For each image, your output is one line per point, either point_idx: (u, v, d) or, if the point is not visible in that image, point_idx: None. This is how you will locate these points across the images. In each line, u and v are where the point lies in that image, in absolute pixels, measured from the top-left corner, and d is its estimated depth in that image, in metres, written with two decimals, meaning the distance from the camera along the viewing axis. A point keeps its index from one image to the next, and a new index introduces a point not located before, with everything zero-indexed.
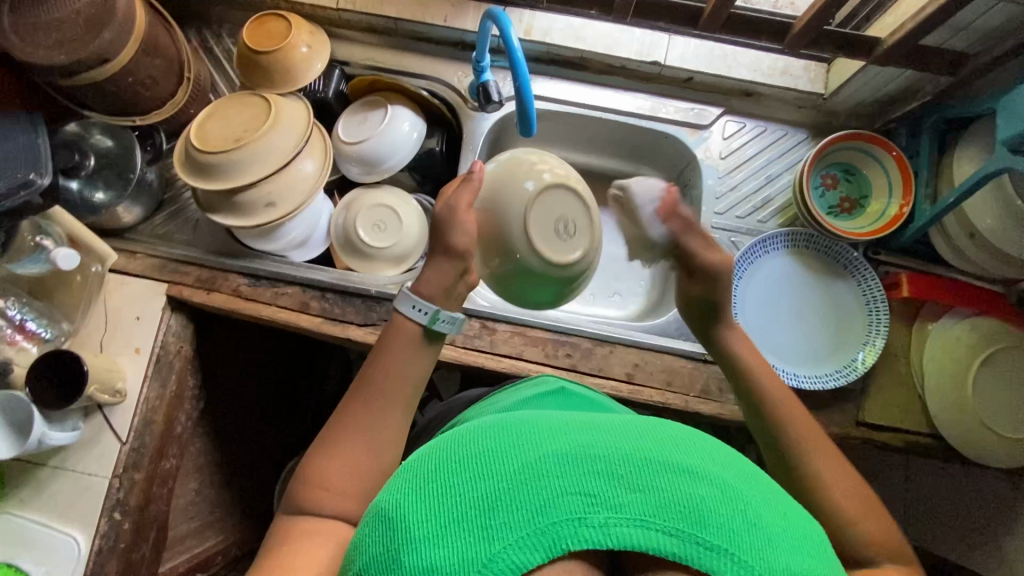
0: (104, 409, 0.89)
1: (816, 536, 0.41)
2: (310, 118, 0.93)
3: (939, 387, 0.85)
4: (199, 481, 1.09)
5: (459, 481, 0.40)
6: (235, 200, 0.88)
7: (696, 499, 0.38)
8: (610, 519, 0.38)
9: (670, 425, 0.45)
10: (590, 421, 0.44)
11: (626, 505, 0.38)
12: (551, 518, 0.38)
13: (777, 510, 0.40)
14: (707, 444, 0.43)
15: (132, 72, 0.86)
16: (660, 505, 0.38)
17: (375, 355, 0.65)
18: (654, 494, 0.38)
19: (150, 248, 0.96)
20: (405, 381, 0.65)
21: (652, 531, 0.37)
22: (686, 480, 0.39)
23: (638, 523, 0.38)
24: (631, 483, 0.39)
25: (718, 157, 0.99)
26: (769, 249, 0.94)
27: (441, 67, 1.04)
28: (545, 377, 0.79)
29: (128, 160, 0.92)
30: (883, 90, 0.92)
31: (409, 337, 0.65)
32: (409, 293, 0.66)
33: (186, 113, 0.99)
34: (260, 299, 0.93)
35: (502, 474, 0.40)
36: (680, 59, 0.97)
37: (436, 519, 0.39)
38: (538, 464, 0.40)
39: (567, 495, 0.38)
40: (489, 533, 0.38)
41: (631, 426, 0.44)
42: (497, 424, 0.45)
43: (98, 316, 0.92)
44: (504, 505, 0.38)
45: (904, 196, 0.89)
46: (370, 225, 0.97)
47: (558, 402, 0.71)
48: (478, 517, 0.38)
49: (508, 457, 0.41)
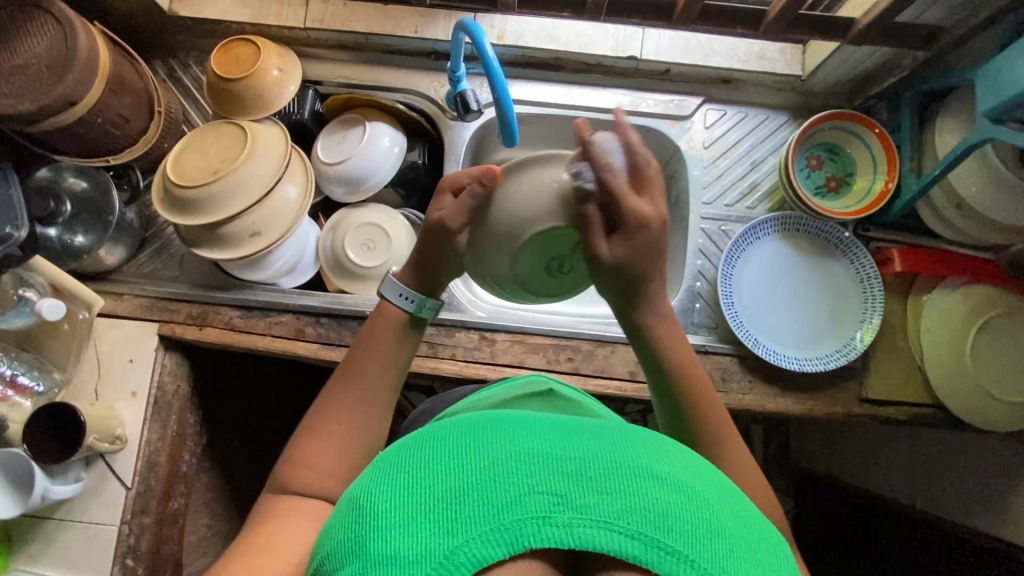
0: (106, 457, 0.88)
1: (782, 554, 0.38)
2: (288, 142, 0.92)
3: (937, 358, 0.86)
4: (210, 515, 1.08)
5: (426, 473, 0.38)
6: (220, 233, 0.87)
7: (663, 504, 0.36)
8: (575, 518, 0.35)
9: (645, 434, 0.43)
10: (566, 426, 0.42)
11: (594, 506, 0.35)
12: (517, 514, 0.35)
13: (744, 524, 0.38)
14: (682, 456, 0.41)
15: (101, 112, 0.84)
16: (627, 508, 0.35)
17: (361, 339, 0.64)
18: (623, 496, 0.36)
19: (138, 288, 0.94)
20: (389, 369, 0.64)
21: (617, 534, 0.34)
22: (656, 485, 0.37)
23: (605, 524, 0.35)
24: (601, 484, 0.36)
25: (702, 147, 0.99)
26: (760, 236, 0.94)
27: (417, 78, 1.02)
28: (532, 376, 0.79)
29: (106, 202, 0.90)
30: (860, 68, 0.92)
31: (391, 323, 0.64)
32: (394, 279, 0.64)
33: (161, 148, 0.97)
34: (254, 330, 0.92)
35: (473, 469, 0.37)
36: (655, 52, 0.97)
37: (401, 509, 0.36)
38: (506, 462, 0.37)
39: (534, 493, 0.36)
40: (452, 525, 0.35)
41: (607, 431, 0.41)
42: (474, 423, 0.42)
43: (91, 362, 0.91)
44: (470, 498, 0.36)
45: (889, 172, 0.90)
46: (359, 246, 0.96)
47: (546, 396, 0.69)
48: (442, 510, 0.36)
49: (479, 453, 0.38)
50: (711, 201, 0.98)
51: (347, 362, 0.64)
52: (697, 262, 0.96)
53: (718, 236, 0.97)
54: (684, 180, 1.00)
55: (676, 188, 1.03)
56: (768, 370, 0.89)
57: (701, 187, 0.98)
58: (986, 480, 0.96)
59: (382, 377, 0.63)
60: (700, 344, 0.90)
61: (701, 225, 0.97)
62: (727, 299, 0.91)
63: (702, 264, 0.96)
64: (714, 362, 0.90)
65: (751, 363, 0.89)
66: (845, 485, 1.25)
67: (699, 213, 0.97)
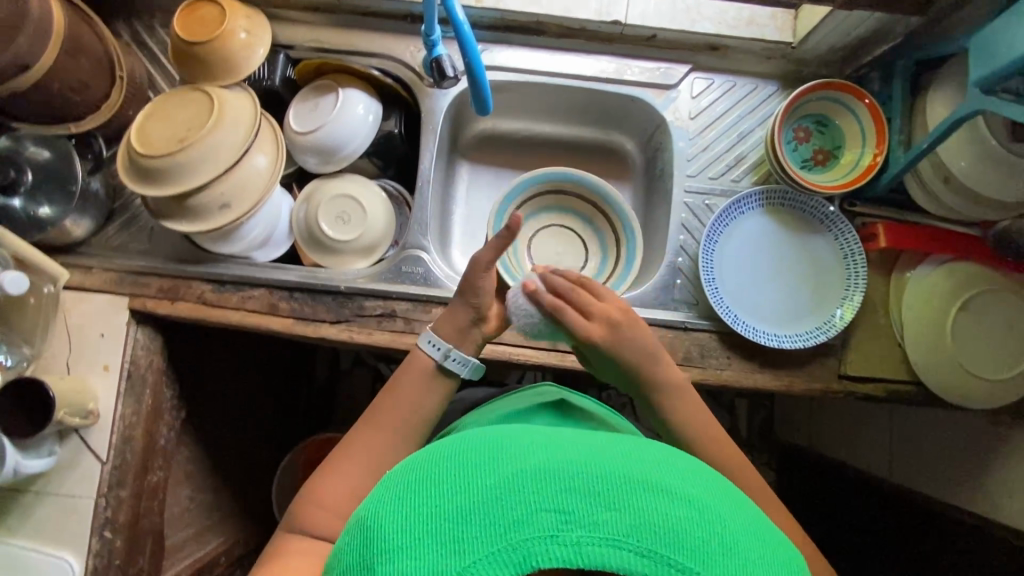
0: (80, 431, 0.87)
1: (783, 562, 0.44)
2: (256, 109, 0.88)
3: (918, 334, 0.86)
4: (192, 488, 1.08)
5: (436, 493, 0.43)
6: (187, 204, 0.84)
7: (670, 519, 0.41)
8: (583, 537, 0.40)
9: (649, 448, 0.49)
10: (570, 441, 0.47)
11: (600, 524, 0.41)
12: (525, 534, 0.40)
13: (747, 532, 0.44)
14: (685, 471, 0.47)
15: (59, 77, 0.80)
16: (633, 526, 0.41)
17: (386, 390, 0.74)
18: (628, 513, 0.41)
19: (106, 261, 0.92)
20: (410, 413, 0.73)
21: (622, 550, 0.40)
22: (663, 502, 0.42)
23: (612, 541, 0.40)
24: (611, 500, 0.42)
25: (688, 118, 0.96)
26: (743, 210, 0.92)
27: (393, 42, 0.98)
28: (546, 386, 0.87)
29: (69, 171, 0.87)
30: (852, 34, 0.88)
31: (421, 370, 0.75)
32: (428, 332, 0.76)
33: (126, 115, 0.93)
34: (226, 305, 0.90)
35: (479, 488, 0.43)
36: (641, 17, 0.93)
37: (412, 532, 0.42)
38: (513, 481, 0.42)
39: (543, 513, 0.41)
40: (461, 545, 0.40)
41: (618, 447, 0.47)
42: (480, 441, 0.48)
43: (61, 336, 0.89)
44: (478, 518, 0.41)
45: (877, 144, 0.87)
46: (333, 218, 0.93)
47: (554, 413, 0.77)
48: (451, 529, 0.41)
49: (487, 471, 0.44)
50: (696, 173, 0.95)
51: (371, 410, 0.73)
52: (680, 237, 0.94)
53: (701, 211, 0.94)
54: (669, 151, 0.98)
55: (662, 160, 1.01)
56: (748, 346, 0.88)
57: (686, 160, 0.95)
58: (963, 458, 0.96)
59: (406, 419, 0.73)
60: (678, 320, 0.89)
61: (685, 199, 0.95)
62: (708, 275, 0.89)
63: (684, 239, 0.94)
64: (692, 339, 0.88)
65: (731, 339, 0.88)
66: (825, 459, 1.26)
67: (683, 186, 0.95)
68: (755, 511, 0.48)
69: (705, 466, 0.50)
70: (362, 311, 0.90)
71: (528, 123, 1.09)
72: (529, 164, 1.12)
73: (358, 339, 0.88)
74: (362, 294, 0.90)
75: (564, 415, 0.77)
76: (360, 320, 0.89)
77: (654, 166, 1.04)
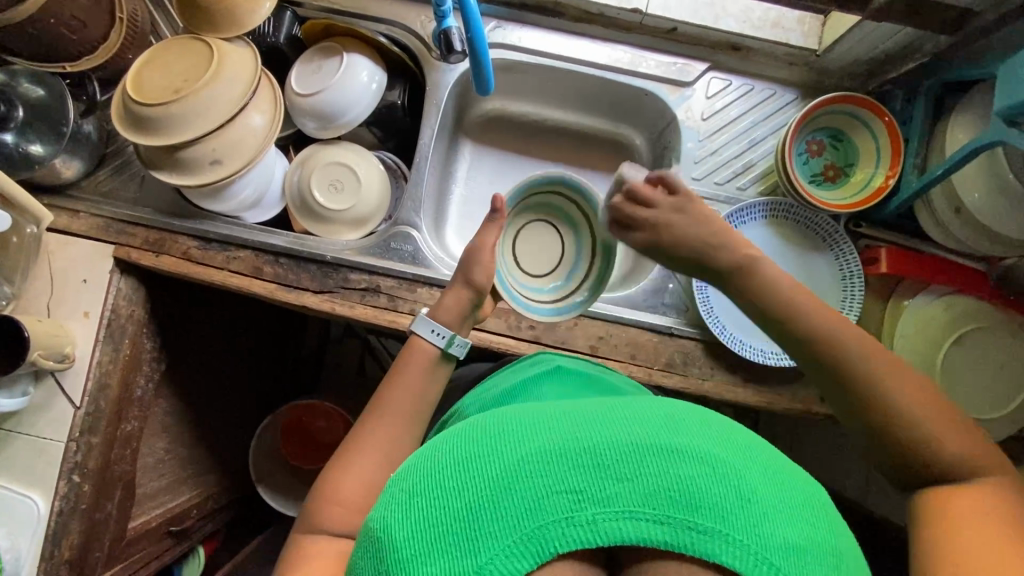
0: (56, 374, 0.87)
1: (806, 498, 0.44)
2: (258, 66, 0.86)
3: (908, 364, 0.83)
4: (168, 440, 1.08)
5: (440, 491, 0.43)
6: (179, 157, 0.83)
7: (685, 481, 0.41)
8: (598, 514, 0.41)
9: (655, 405, 0.48)
10: (573, 412, 0.47)
11: (614, 498, 0.41)
12: (541, 521, 0.41)
13: (769, 480, 0.44)
14: (694, 421, 0.47)
15: (56, 14, 0.78)
16: (647, 494, 0.41)
17: (391, 375, 0.73)
18: (641, 481, 0.41)
19: (94, 206, 0.91)
20: (418, 397, 0.72)
21: (642, 522, 0.40)
22: (674, 463, 0.42)
23: (629, 514, 0.41)
24: (621, 472, 0.42)
25: (699, 119, 0.93)
26: (746, 219, 0.89)
27: (402, 10, 0.95)
28: (543, 353, 0.83)
29: (61, 111, 0.86)
30: (879, 48, 0.85)
31: (424, 356, 0.74)
32: (428, 319, 0.75)
33: (124, 59, 0.91)
34: (211, 264, 0.89)
35: (484, 480, 0.43)
36: (662, 7, 0.90)
37: (420, 537, 0.42)
38: (518, 468, 0.43)
39: (555, 495, 0.41)
40: (476, 544, 0.41)
41: (622, 413, 0.47)
42: (479, 428, 0.48)
43: (44, 277, 0.89)
44: (487, 510, 0.41)
45: (892, 166, 0.84)
46: (326, 186, 0.92)
47: (552, 383, 0.74)
48: (462, 529, 0.41)
49: (490, 460, 0.44)
50: (701, 177, 0.92)
51: (378, 396, 0.72)
52: None
53: None
54: (676, 151, 0.95)
55: (668, 160, 0.98)
56: (732, 359, 0.86)
57: (692, 162, 0.92)
58: None
59: (414, 403, 0.72)
60: (664, 325, 0.88)
61: None
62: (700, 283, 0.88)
63: None
64: (677, 345, 0.87)
65: (716, 350, 0.87)
66: None
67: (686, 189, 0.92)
68: (772, 454, 0.47)
69: (712, 414, 0.50)
70: (346, 284, 0.88)
71: (537, 107, 1.06)
72: (534, 149, 1.09)
73: (340, 312, 0.87)
74: (348, 267, 0.89)
75: (553, 387, 0.73)
76: (344, 292, 0.88)
77: (660, 165, 1.01)
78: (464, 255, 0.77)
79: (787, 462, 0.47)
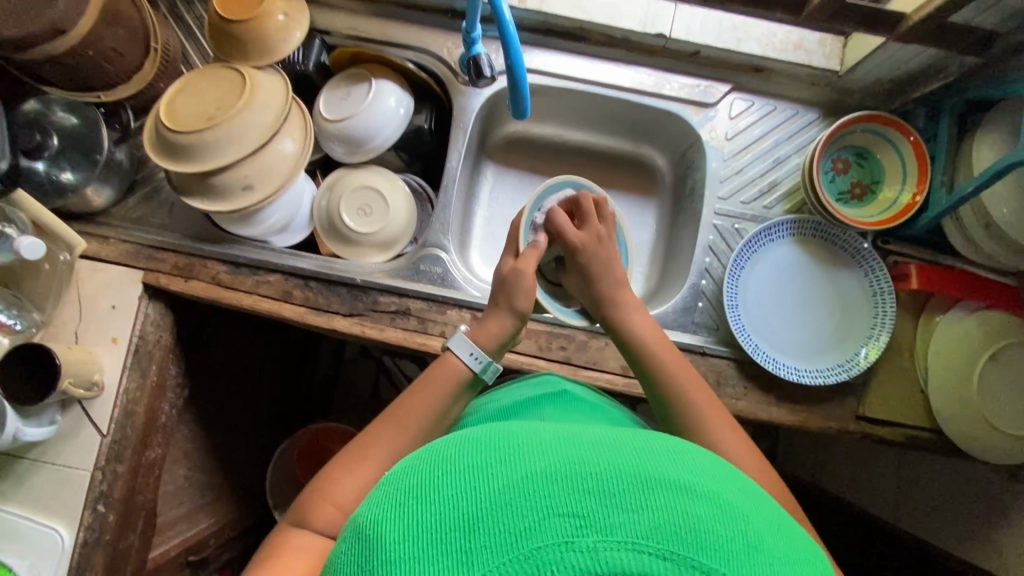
0: (83, 402, 0.87)
1: (813, 561, 0.39)
2: (289, 93, 0.87)
3: (942, 380, 0.83)
4: (188, 467, 1.06)
5: (435, 499, 0.37)
6: (210, 183, 0.83)
7: (693, 518, 0.35)
8: (599, 543, 0.34)
9: (666, 439, 0.43)
10: (583, 432, 0.42)
11: (618, 527, 0.35)
12: (537, 543, 0.34)
13: (780, 538, 0.38)
14: (705, 464, 0.41)
15: (94, 45, 0.79)
16: (654, 527, 0.35)
17: (417, 381, 0.72)
18: (650, 513, 0.35)
19: (123, 233, 0.91)
20: (438, 411, 0.71)
21: (646, 556, 0.34)
22: (684, 499, 0.36)
23: (632, 545, 0.34)
24: (628, 502, 0.36)
25: (723, 138, 0.94)
26: (773, 238, 0.90)
27: (430, 37, 0.97)
28: (548, 375, 0.82)
29: (94, 140, 0.87)
30: (902, 68, 0.86)
31: (454, 374, 0.73)
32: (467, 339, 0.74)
33: (156, 88, 0.93)
34: (240, 288, 0.89)
35: (483, 493, 0.37)
36: (685, 31, 0.91)
37: (410, 542, 0.36)
38: (521, 484, 0.36)
39: (556, 517, 0.35)
40: (466, 558, 0.34)
41: (633, 440, 0.41)
42: (482, 434, 0.42)
43: (72, 305, 0.88)
44: (482, 527, 0.35)
45: (918, 184, 0.85)
46: (355, 210, 0.92)
47: (576, 403, 0.74)
48: (454, 545, 0.35)
49: (490, 471, 0.38)
50: (727, 196, 0.93)
51: (394, 407, 0.70)
52: (705, 259, 0.91)
53: (730, 234, 0.92)
54: (700, 170, 0.96)
55: (693, 179, 0.99)
56: (765, 378, 0.85)
57: (718, 181, 0.93)
58: (974, 509, 0.94)
59: (432, 419, 0.70)
60: (695, 344, 0.86)
61: (712, 221, 0.92)
62: (732, 302, 0.87)
63: (709, 262, 0.91)
64: (709, 365, 0.86)
65: (748, 368, 0.86)
66: (828, 495, 1.22)
67: (713, 208, 0.93)
68: (784, 516, 0.42)
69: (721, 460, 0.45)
70: (376, 306, 0.88)
71: (559, 129, 1.08)
72: (556, 170, 1.10)
73: (369, 334, 0.86)
74: (377, 289, 0.89)
75: (574, 412, 0.73)
76: (373, 315, 0.88)
77: (684, 184, 1.02)
78: (504, 283, 0.77)
79: (795, 521, 0.42)
